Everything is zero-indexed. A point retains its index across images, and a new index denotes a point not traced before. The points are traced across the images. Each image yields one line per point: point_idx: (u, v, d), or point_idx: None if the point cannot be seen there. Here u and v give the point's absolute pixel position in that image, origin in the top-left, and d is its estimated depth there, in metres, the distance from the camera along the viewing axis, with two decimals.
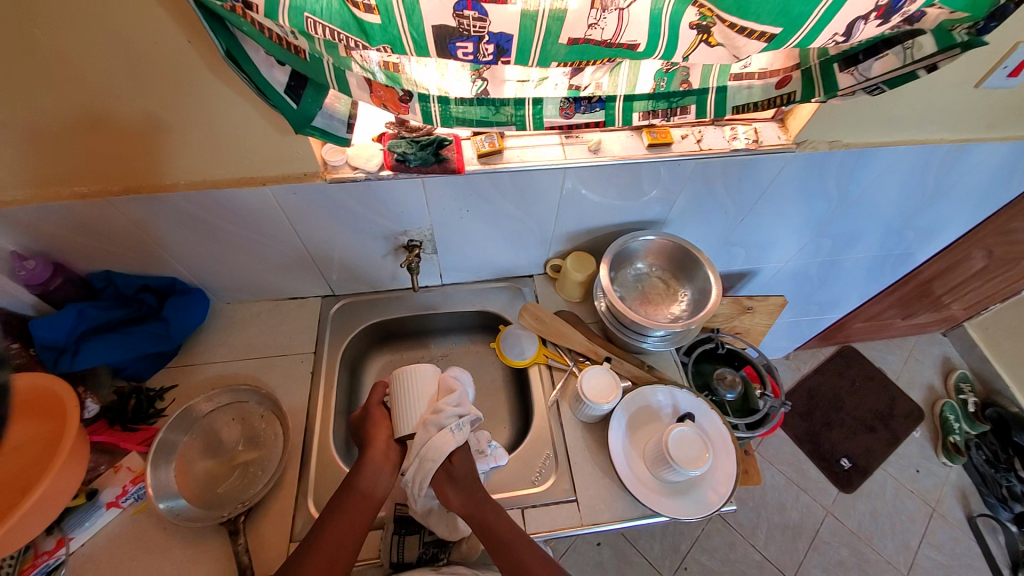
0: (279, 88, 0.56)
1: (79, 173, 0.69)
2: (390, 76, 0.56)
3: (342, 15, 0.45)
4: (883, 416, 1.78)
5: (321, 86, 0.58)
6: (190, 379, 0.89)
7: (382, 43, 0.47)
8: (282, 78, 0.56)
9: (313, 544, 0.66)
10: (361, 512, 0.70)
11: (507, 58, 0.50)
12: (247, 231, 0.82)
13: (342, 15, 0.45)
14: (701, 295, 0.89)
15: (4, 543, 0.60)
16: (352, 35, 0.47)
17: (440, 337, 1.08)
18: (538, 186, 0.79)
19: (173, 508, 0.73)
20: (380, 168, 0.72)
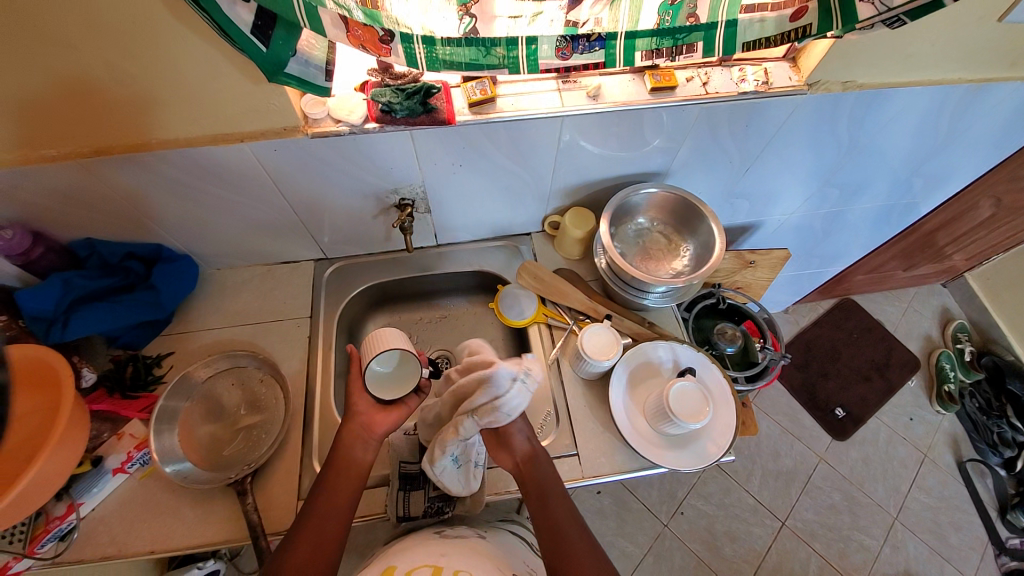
0: (246, 28, 0.52)
1: (46, 135, 0.65)
2: (369, 14, 0.52)
3: None
4: (880, 366, 1.80)
5: (292, 26, 0.54)
6: (185, 347, 0.89)
7: None
8: (247, 17, 0.51)
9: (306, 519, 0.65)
10: (348, 481, 0.70)
11: None
12: (231, 193, 0.78)
13: None
14: (704, 250, 0.87)
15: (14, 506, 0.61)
16: None
17: (438, 298, 1.06)
18: (534, 136, 0.75)
19: (180, 471, 0.74)
20: (365, 120, 0.67)
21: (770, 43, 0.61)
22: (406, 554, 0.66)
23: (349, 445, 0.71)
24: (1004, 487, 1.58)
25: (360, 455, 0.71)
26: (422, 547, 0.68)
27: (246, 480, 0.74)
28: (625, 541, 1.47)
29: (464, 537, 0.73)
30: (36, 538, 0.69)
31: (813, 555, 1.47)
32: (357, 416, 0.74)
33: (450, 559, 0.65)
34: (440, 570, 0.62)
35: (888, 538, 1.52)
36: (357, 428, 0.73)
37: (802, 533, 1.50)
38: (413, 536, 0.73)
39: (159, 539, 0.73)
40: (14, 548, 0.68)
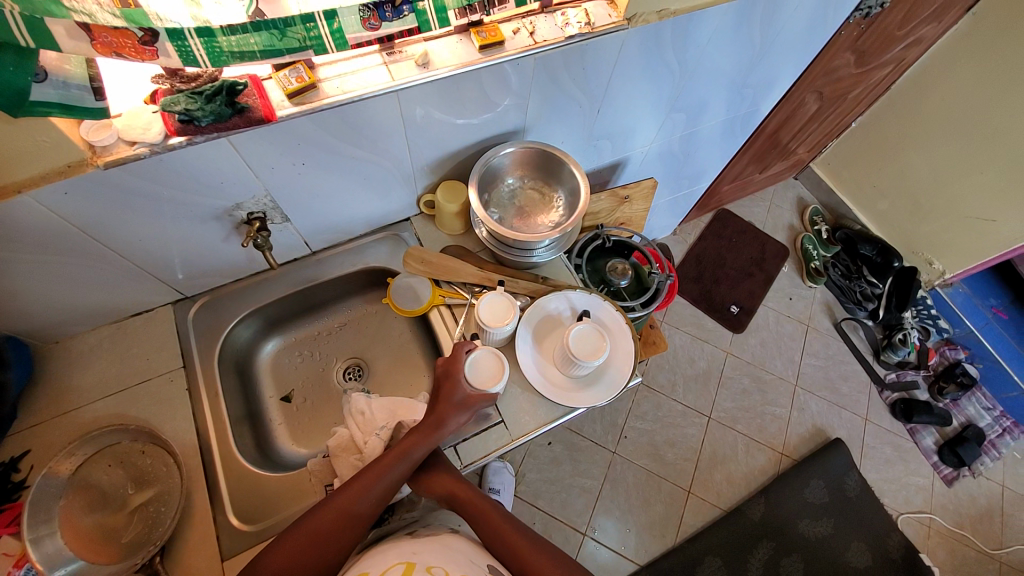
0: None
1: None
2: (126, 13, 0.44)
3: None
4: (758, 261, 2.03)
5: (23, 50, 0.46)
6: (39, 442, 0.74)
7: None
8: None
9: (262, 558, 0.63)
10: (341, 524, 0.66)
11: None
12: (32, 254, 0.65)
13: None
14: (573, 196, 0.89)
15: None
16: None
17: (331, 307, 1.00)
18: (374, 117, 0.70)
19: (75, 574, 0.65)
20: (166, 136, 0.58)
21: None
22: (373, 558, 0.62)
23: (361, 493, 0.68)
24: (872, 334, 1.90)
25: (361, 507, 0.67)
26: (391, 550, 0.63)
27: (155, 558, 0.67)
28: (583, 478, 1.57)
29: (438, 534, 0.70)
30: None
31: (737, 435, 1.69)
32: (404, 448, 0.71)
33: (423, 555, 0.62)
34: (413, 566, 0.59)
35: (791, 402, 1.77)
36: (398, 462, 0.70)
37: (726, 421, 1.71)
38: (384, 542, 0.68)
39: None
40: None
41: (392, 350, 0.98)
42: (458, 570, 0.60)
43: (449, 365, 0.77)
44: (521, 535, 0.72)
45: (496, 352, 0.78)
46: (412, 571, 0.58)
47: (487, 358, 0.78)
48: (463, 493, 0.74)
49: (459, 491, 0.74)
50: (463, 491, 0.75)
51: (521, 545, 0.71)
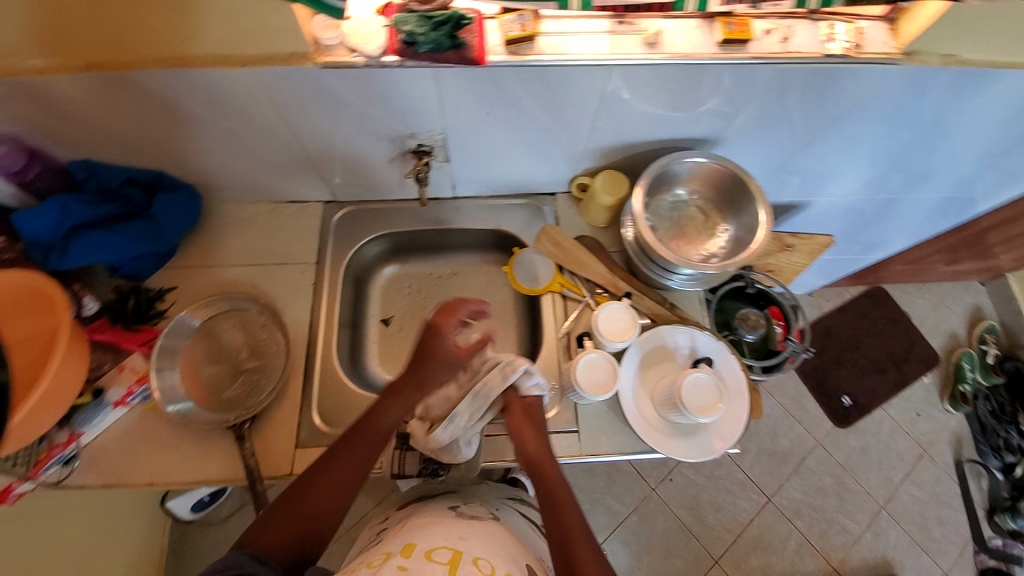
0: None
1: (24, 36, 0.57)
2: None
3: None
4: (897, 359, 1.74)
5: None
6: (188, 283, 0.85)
7: None
8: None
9: (290, 504, 0.62)
10: (366, 443, 0.68)
11: None
12: (231, 121, 0.70)
13: None
14: (745, 234, 0.77)
15: (30, 422, 0.62)
16: None
17: (450, 253, 1.00)
18: (575, 87, 0.65)
19: (181, 411, 0.74)
20: (383, 53, 0.58)
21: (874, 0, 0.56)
22: (423, 534, 0.63)
23: (371, 451, 0.68)
24: (998, 489, 1.58)
25: (387, 424, 0.69)
26: (438, 528, 0.64)
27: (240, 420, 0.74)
28: (613, 500, 1.51)
29: (481, 518, 0.70)
30: (40, 463, 0.68)
31: (792, 530, 1.52)
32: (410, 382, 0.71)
33: (467, 544, 0.61)
34: (460, 557, 0.57)
35: (870, 523, 1.54)
36: (392, 403, 0.70)
37: (786, 510, 1.54)
38: (428, 515, 0.69)
39: (158, 473, 0.73)
40: (18, 472, 0.67)
41: (491, 315, 0.97)
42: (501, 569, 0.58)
43: (433, 347, 0.69)
44: (587, 543, 0.62)
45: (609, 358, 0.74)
46: (457, 559, 0.57)
47: (600, 363, 0.73)
48: (547, 470, 0.69)
49: (546, 468, 0.69)
50: (549, 471, 0.69)
51: (581, 552, 0.61)
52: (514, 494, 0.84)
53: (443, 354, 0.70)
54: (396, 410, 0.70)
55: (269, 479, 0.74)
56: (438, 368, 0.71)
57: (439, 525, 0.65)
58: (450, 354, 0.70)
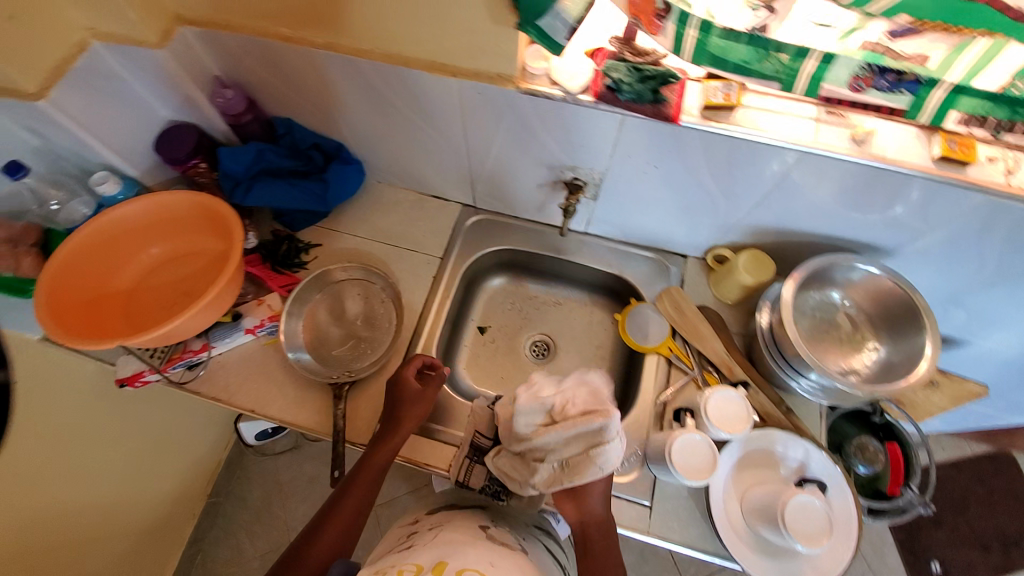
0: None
1: (288, 13, 0.66)
2: None
3: None
4: (1007, 541, 1.45)
5: None
6: (329, 244, 0.93)
7: None
8: None
9: (296, 562, 0.62)
10: (364, 480, 0.69)
11: None
12: (417, 118, 0.76)
13: None
14: (899, 363, 0.70)
15: (195, 323, 0.73)
16: None
17: (559, 282, 1.01)
18: (757, 163, 0.63)
19: (298, 359, 0.81)
20: (582, 91, 0.61)
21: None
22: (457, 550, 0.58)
23: (369, 489, 0.69)
24: None
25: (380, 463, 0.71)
26: (474, 548, 0.59)
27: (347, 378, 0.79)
28: None
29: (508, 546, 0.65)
30: (172, 359, 0.79)
31: None
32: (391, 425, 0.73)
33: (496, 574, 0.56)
34: None
35: None
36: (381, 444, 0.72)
37: None
38: (461, 531, 0.66)
39: (257, 405, 0.80)
40: (154, 362, 0.79)
41: (583, 354, 0.96)
42: None
43: (401, 389, 0.75)
44: None
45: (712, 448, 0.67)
46: None
47: (701, 448, 0.67)
48: (591, 535, 0.65)
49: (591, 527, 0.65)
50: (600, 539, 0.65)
51: None
52: (540, 523, 0.78)
53: (408, 395, 0.75)
54: (384, 453, 0.71)
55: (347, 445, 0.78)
56: (412, 416, 0.74)
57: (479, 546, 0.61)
58: (415, 392, 0.75)
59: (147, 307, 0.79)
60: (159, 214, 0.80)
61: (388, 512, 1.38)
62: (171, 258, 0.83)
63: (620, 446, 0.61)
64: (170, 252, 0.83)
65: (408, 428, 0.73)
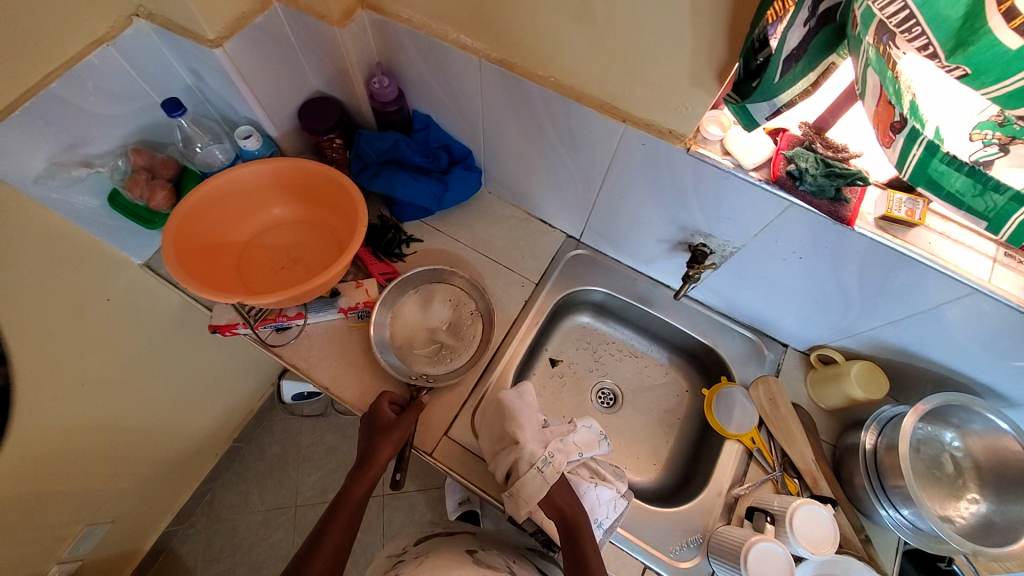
0: (782, 54, 0.43)
1: (473, 23, 0.66)
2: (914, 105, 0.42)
3: (965, 9, 0.33)
4: None
5: (812, 61, 0.44)
6: (432, 243, 0.93)
7: (959, 64, 0.35)
8: (792, 43, 0.42)
9: None
10: (346, 512, 0.70)
11: None
12: (561, 147, 0.75)
13: (965, 8, 0.33)
14: (1005, 527, 0.65)
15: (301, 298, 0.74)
16: (936, 39, 0.35)
17: (642, 335, 0.98)
18: (916, 286, 0.60)
19: (388, 361, 0.80)
20: (755, 168, 0.59)
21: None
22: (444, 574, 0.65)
23: (350, 524, 0.69)
24: None
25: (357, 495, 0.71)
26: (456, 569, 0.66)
27: (423, 385, 0.80)
28: None
29: (495, 566, 0.71)
30: (265, 320, 0.81)
31: None
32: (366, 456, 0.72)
33: None
34: None
35: None
36: (362, 474, 0.72)
37: None
38: (447, 554, 0.70)
39: (334, 385, 0.81)
40: (249, 318, 0.81)
41: (650, 413, 0.93)
42: None
43: (374, 422, 0.74)
44: None
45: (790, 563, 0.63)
46: None
47: (775, 560, 0.64)
48: (582, 530, 0.66)
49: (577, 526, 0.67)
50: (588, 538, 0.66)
51: None
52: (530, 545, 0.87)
53: (375, 421, 0.73)
54: (363, 483, 0.72)
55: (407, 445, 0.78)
56: (391, 441, 0.72)
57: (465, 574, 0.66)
58: (387, 420, 0.73)
59: (261, 265, 0.82)
60: (291, 179, 0.81)
61: (395, 505, 1.37)
62: (291, 222, 0.85)
63: (540, 477, 0.67)
64: (291, 215, 0.85)
65: (386, 456, 0.72)
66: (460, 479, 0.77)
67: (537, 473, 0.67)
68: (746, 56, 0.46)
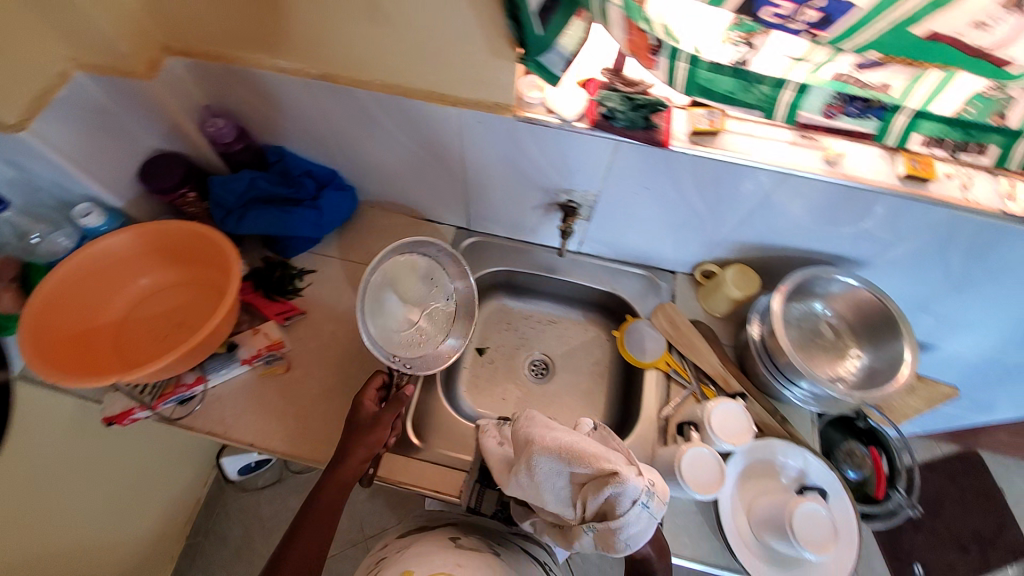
0: (536, 10, 0.48)
1: (286, 46, 0.67)
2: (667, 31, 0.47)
3: None
4: (984, 540, 1.46)
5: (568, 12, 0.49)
6: (324, 270, 0.92)
7: None
8: None
9: None
10: (322, 517, 0.67)
11: (821, 31, 0.42)
12: (414, 145, 0.78)
13: None
14: (883, 368, 0.74)
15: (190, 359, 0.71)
16: None
17: (554, 301, 1.02)
18: (743, 184, 0.67)
19: (371, 339, 0.74)
20: (578, 118, 0.64)
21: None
22: (426, 562, 0.65)
23: (326, 525, 0.67)
24: None
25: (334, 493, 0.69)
26: (439, 555, 0.67)
27: (403, 369, 0.77)
28: None
29: (479, 551, 0.71)
30: (164, 395, 0.75)
31: None
32: (348, 453, 0.71)
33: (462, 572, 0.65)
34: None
35: None
36: (345, 475, 0.69)
37: None
38: (428, 542, 0.71)
39: (256, 438, 0.77)
40: (144, 399, 0.74)
41: (580, 371, 0.97)
42: None
43: (358, 415, 0.73)
44: None
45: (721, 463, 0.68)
46: None
47: (709, 463, 0.68)
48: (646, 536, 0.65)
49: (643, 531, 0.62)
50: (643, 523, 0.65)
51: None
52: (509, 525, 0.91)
53: (362, 418, 0.73)
54: (339, 482, 0.69)
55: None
56: (376, 437, 0.72)
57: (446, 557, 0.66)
58: (369, 416, 0.74)
59: (141, 338, 0.77)
60: (157, 244, 0.78)
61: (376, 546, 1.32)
62: (168, 286, 0.81)
63: (645, 516, 0.53)
64: (166, 280, 0.81)
65: (367, 453, 0.71)
66: (411, 487, 0.76)
67: (638, 511, 0.53)
68: (514, 18, 0.51)
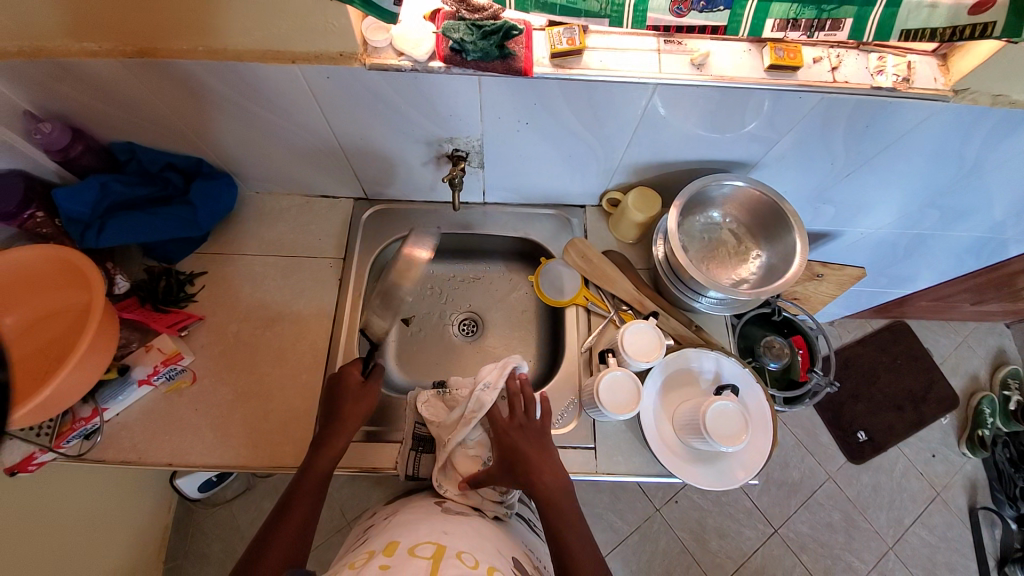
0: None
1: (80, 22, 0.57)
2: None
3: None
4: (916, 398, 1.59)
5: None
6: (220, 269, 0.86)
7: None
8: None
9: None
10: (309, 487, 0.65)
11: None
12: (273, 115, 0.70)
13: None
14: (779, 262, 0.77)
15: (75, 388, 0.65)
16: None
17: (473, 256, 0.99)
18: (620, 103, 0.65)
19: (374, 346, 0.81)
20: (430, 57, 0.59)
21: (931, 38, 0.52)
22: (409, 531, 0.60)
23: (316, 495, 0.65)
24: (1011, 541, 1.43)
25: (325, 464, 0.67)
26: (425, 524, 0.61)
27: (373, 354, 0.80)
28: (615, 517, 1.38)
29: (466, 515, 0.67)
30: (62, 434, 0.69)
31: (799, 568, 1.36)
32: (342, 422, 0.71)
33: (452, 539, 0.59)
34: (443, 549, 0.55)
35: (876, 563, 1.38)
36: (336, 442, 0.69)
37: (793, 544, 1.39)
38: (413, 512, 0.66)
39: (176, 454, 0.74)
40: (42, 441, 0.68)
41: (510, 320, 0.96)
42: (486, 563, 0.55)
43: (344, 384, 0.73)
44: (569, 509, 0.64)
45: (637, 382, 0.72)
46: (441, 553, 0.55)
47: (624, 382, 0.72)
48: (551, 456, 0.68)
49: (540, 475, 0.65)
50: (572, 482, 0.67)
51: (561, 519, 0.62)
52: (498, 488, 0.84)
53: (351, 390, 0.73)
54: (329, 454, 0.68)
55: (276, 469, 0.74)
56: (363, 405, 0.73)
57: (431, 526, 0.61)
58: (358, 387, 0.74)
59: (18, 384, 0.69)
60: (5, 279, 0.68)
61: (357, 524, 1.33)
62: (35, 323, 0.72)
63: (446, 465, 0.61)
64: (31, 317, 0.72)
65: (355, 423, 0.71)
66: (349, 470, 0.74)
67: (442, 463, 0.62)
68: None
